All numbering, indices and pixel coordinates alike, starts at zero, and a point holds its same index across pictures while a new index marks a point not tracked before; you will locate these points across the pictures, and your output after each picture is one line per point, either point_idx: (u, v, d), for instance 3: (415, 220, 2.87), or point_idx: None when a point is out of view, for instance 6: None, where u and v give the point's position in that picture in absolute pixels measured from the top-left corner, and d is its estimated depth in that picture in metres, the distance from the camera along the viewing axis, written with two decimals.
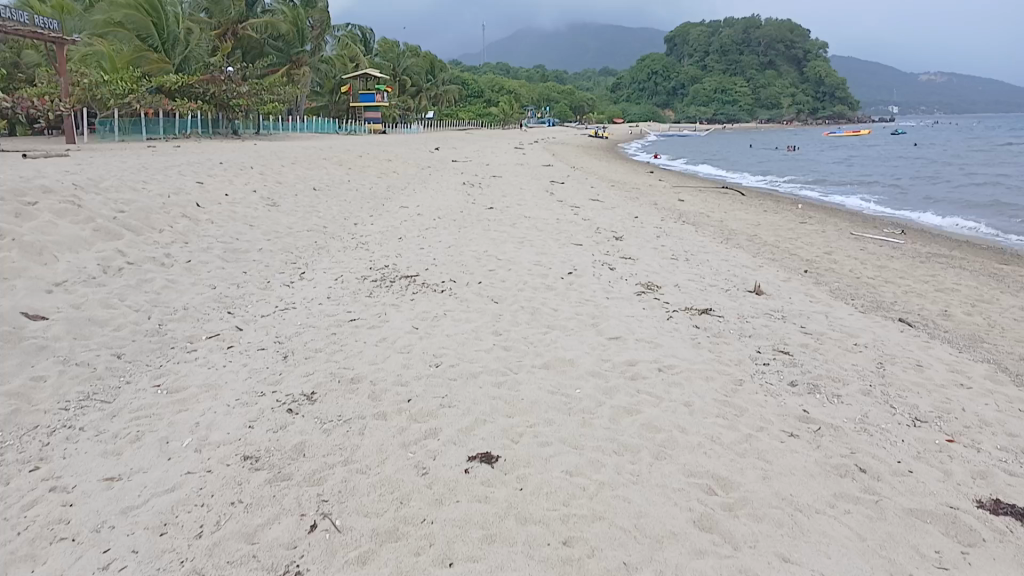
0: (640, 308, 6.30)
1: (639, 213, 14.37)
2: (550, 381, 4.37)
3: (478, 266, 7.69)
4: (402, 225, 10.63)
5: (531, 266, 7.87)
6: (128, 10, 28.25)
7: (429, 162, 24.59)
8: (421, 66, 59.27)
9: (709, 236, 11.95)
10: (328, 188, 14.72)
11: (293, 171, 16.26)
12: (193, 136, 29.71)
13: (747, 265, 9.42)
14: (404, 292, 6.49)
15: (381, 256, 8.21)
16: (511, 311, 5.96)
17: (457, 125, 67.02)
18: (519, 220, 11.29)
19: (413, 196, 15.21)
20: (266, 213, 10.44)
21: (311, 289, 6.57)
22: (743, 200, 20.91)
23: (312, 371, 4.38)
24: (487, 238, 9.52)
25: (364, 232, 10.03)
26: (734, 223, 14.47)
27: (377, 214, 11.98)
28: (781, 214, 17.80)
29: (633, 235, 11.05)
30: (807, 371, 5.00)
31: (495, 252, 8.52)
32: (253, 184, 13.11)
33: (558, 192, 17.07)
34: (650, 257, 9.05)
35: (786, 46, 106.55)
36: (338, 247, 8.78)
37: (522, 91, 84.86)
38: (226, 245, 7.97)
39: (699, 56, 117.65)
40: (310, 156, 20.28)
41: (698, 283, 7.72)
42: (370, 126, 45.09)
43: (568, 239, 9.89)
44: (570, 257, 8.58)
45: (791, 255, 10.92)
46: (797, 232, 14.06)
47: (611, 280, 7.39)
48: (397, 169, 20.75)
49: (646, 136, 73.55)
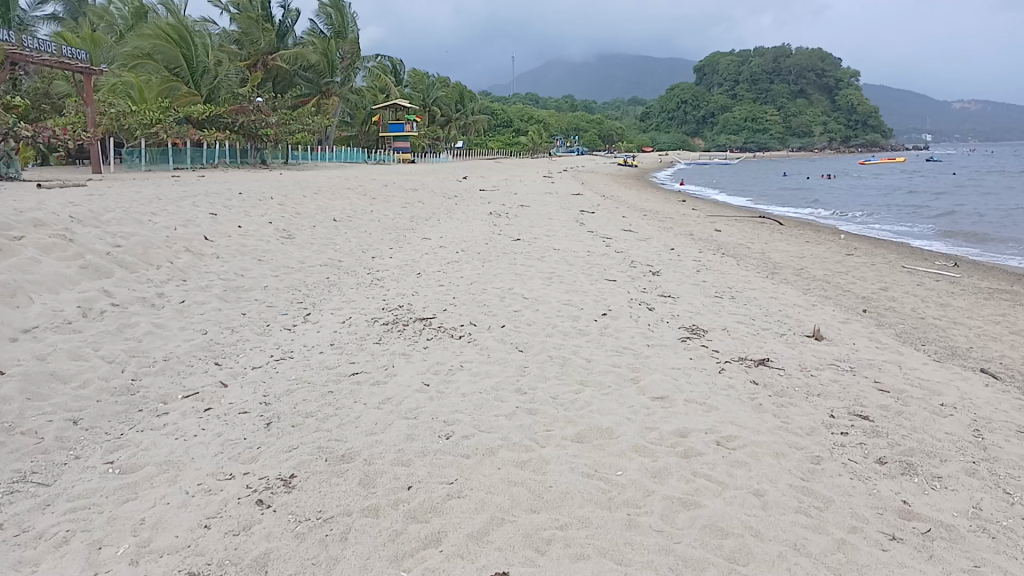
0: (686, 358, 5.48)
1: (675, 245, 13.56)
2: (585, 459, 3.57)
3: (503, 307, 6.93)
4: (423, 259, 9.93)
5: (560, 306, 7.09)
6: (157, 41, 28.24)
7: (456, 191, 23.98)
8: (450, 97, 59.20)
9: (753, 271, 11.10)
10: (349, 218, 14.13)
11: (314, 201, 15.67)
12: (220, 166, 29.46)
13: (799, 305, 8.56)
14: (417, 338, 5.74)
15: (397, 294, 7.49)
16: (539, 363, 5.17)
17: (486, 154, 66.79)
18: (547, 253, 10.55)
19: (438, 226, 14.54)
20: (277, 246, 9.79)
21: (313, 335, 5.84)
22: (783, 231, 19.99)
23: (297, 445, 3.62)
24: (512, 274, 8.78)
25: (381, 267, 9.33)
26: (777, 255, 13.59)
27: (398, 246, 11.29)
28: (825, 246, 16.89)
29: (672, 269, 10.24)
30: (895, 443, 4.15)
31: (521, 290, 7.76)
32: (269, 214, 12.54)
33: (589, 223, 16.32)
34: (692, 295, 8.24)
35: (819, 73, 105.49)
36: (351, 284, 8.08)
37: (552, 120, 84.66)
38: (228, 282, 7.30)
39: (730, 84, 116.90)
40: (334, 186, 19.77)
41: (748, 326, 6.90)
42: (399, 155, 44.82)
43: (601, 275, 9.11)
44: (604, 295, 7.78)
45: (843, 292, 10.04)
46: (845, 266, 13.17)
47: (650, 323, 6.59)
48: (422, 199, 20.12)
49: (677, 164, 72.64)
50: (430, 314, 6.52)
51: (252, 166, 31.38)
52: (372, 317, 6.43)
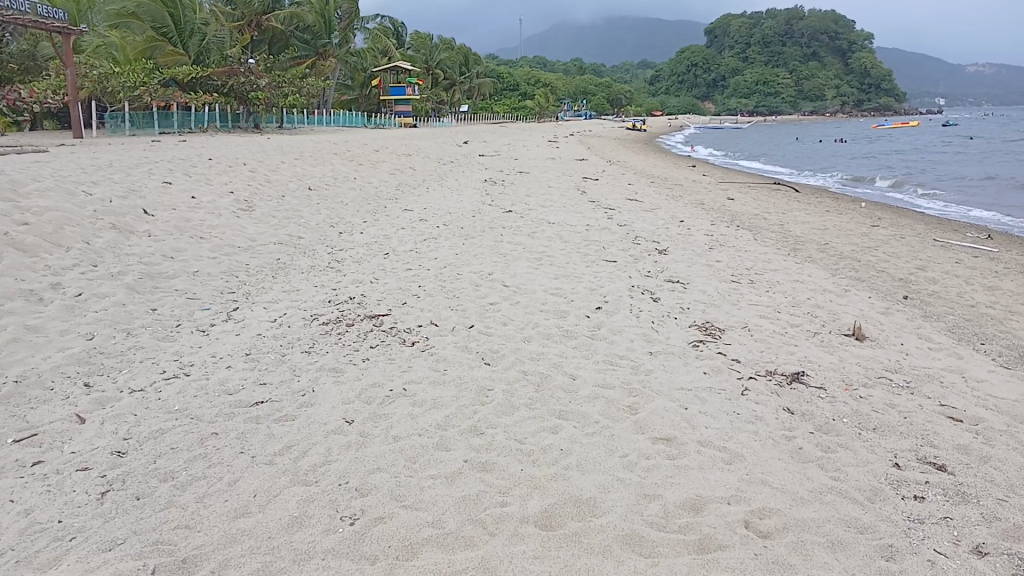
0: (700, 374, 4.27)
1: (684, 217, 12.30)
2: (549, 564, 2.38)
3: (476, 299, 5.70)
4: (397, 235, 8.70)
5: (546, 298, 5.85)
6: None
7: (452, 157, 22.68)
8: (455, 59, 57.41)
9: (772, 247, 9.85)
10: (327, 187, 12.88)
11: (291, 167, 14.42)
12: (210, 130, 28.03)
13: (831, 291, 7.32)
14: (358, 345, 4.51)
15: (355, 280, 6.29)
16: (507, 381, 3.97)
17: (491, 118, 65.08)
18: (539, 228, 9.30)
19: (424, 196, 13.28)
20: (230, 220, 8.56)
21: (230, 339, 4.64)
22: (800, 199, 18.66)
23: (125, 545, 2.44)
24: (495, 254, 7.52)
25: (347, 244, 8.11)
26: (796, 228, 12.30)
27: (374, 219, 10.06)
28: (846, 216, 15.63)
29: (682, 246, 8.99)
30: (994, 517, 2.94)
31: (505, 275, 6.53)
32: (235, 183, 11.30)
33: (591, 191, 15.02)
34: (705, 281, 6.99)
35: (831, 36, 102.81)
36: (302, 267, 6.85)
37: (559, 84, 82.67)
38: (150, 268, 6.09)
39: (741, 46, 113.93)
40: (320, 150, 18.51)
41: (775, 323, 5.65)
42: (400, 120, 43.35)
43: (600, 254, 7.86)
44: (601, 282, 6.54)
45: (877, 272, 8.80)
46: (872, 239, 11.91)
47: (654, 319, 5.36)
48: (414, 165, 18.81)
49: (686, 129, 70.89)
50: (384, 310, 5.31)
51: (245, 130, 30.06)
52: (311, 313, 5.22)
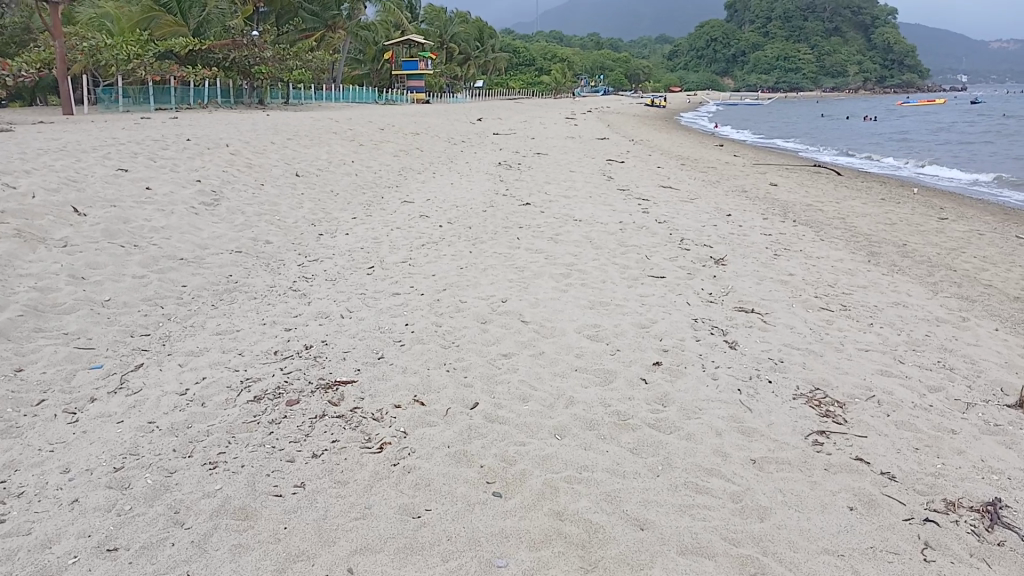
0: (844, 516, 2.61)
1: (728, 209, 10.60)
2: None
3: (481, 348, 4.01)
4: (390, 238, 7.04)
5: (582, 344, 4.18)
6: None
7: (464, 136, 21.01)
8: (471, 32, 55.40)
9: (846, 251, 8.17)
10: (320, 172, 11.29)
11: (280, 148, 12.82)
12: (210, 106, 26.19)
13: (951, 320, 5.62)
14: (295, 450, 2.85)
15: (322, 311, 4.61)
16: (531, 544, 2.31)
17: (507, 94, 63.25)
18: (564, 228, 7.61)
19: (428, 182, 11.65)
20: (184, 219, 6.93)
21: (102, 436, 3.01)
22: (846, 184, 16.96)
23: None
24: (509, 269, 5.83)
25: (324, 253, 6.41)
26: (859, 223, 10.63)
27: (366, 215, 8.39)
28: (904, 204, 13.96)
29: (740, 252, 7.29)
30: None
31: (524, 304, 4.86)
32: (209, 168, 9.72)
33: (618, 177, 13.34)
34: (789, 309, 5.30)
35: (855, 10, 99.81)
36: (256, 290, 5.16)
37: (576, 59, 80.50)
38: (42, 298, 4.45)
39: (761, 21, 111.37)
40: (319, 128, 16.93)
41: (910, 391, 3.95)
42: (413, 95, 41.52)
43: (646, 267, 6.16)
44: (653, 314, 4.84)
45: (984, 285, 7.12)
46: (950, 237, 10.24)
47: (743, 388, 3.67)
48: (421, 145, 17.18)
49: (708, 105, 68.66)
50: (352, 370, 3.63)
51: (248, 106, 27.98)
52: (245, 378, 3.56)
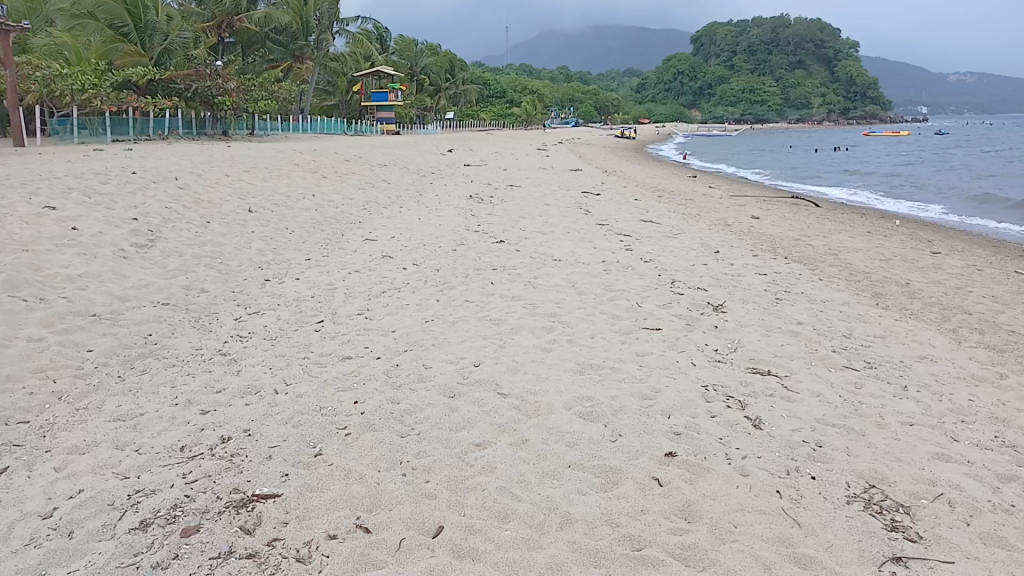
0: None
1: (715, 245, 9.92)
2: None
3: (448, 435, 3.18)
4: (346, 283, 6.20)
5: (573, 427, 3.35)
6: None
7: (433, 168, 20.26)
8: (441, 64, 54.94)
9: (850, 292, 7.48)
10: (278, 207, 10.44)
11: (235, 181, 11.96)
12: (172, 138, 24.93)
13: (991, 378, 4.89)
14: None
15: (253, 385, 3.75)
16: None
17: (477, 125, 62.88)
18: (543, 271, 6.82)
19: (393, 218, 10.85)
20: (108, 264, 6.04)
21: None
22: (828, 216, 16.46)
23: None
24: (481, 321, 5.01)
25: (267, 302, 5.54)
26: (853, 259, 10.00)
27: (322, 255, 7.54)
28: (891, 237, 13.43)
29: (738, 295, 6.54)
30: None
31: (501, 369, 4.03)
32: (152, 205, 8.83)
33: (595, 210, 12.63)
34: (810, 371, 4.54)
35: (818, 44, 101.53)
36: (177, 355, 4.29)
37: (546, 91, 80.60)
38: None
39: (727, 54, 113.14)
40: (280, 160, 16.06)
41: (981, 484, 3.18)
42: (383, 127, 40.78)
43: (638, 318, 5.37)
44: (655, 380, 4.05)
45: (1006, 331, 6.44)
46: (950, 274, 9.63)
47: (783, 491, 2.88)
48: (388, 178, 16.38)
49: (678, 136, 68.85)
50: (278, 475, 2.79)
51: (211, 137, 26.91)
52: (135, 492, 2.70)
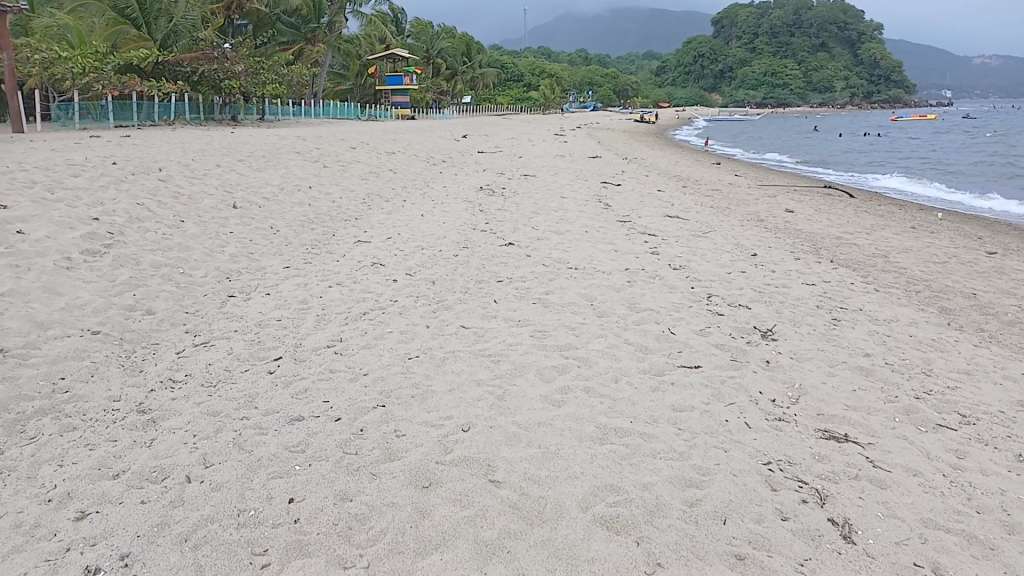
0: None
1: (750, 245, 8.88)
2: None
3: (412, 566, 2.22)
4: (322, 299, 5.22)
5: (591, 543, 2.38)
6: None
7: (444, 155, 19.26)
8: (458, 47, 53.78)
9: (912, 307, 6.46)
10: (269, 201, 9.52)
11: (225, 172, 11.03)
12: (178, 123, 23.83)
13: None
14: None
15: (162, 467, 2.81)
16: None
17: (494, 110, 61.73)
18: (557, 284, 5.82)
19: (395, 213, 9.89)
20: (45, 278, 5.11)
21: None
22: (864, 208, 15.38)
23: None
24: (477, 357, 4.01)
25: (222, 328, 4.59)
26: (904, 262, 8.94)
27: (304, 261, 6.59)
28: (935, 233, 12.37)
29: (788, 315, 5.53)
30: None
31: (495, 438, 3.05)
32: (123, 201, 7.90)
33: (616, 204, 11.60)
34: (897, 436, 3.53)
35: (842, 25, 99.17)
36: (84, 413, 3.34)
37: (565, 75, 79.21)
38: None
39: (748, 37, 111.09)
40: (281, 148, 15.15)
41: None
42: (398, 111, 39.81)
43: (672, 350, 4.37)
44: (702, 452, 3.06)
45: None
46: (1015, 279, 8.57)
47: None
48: (395, 167, 15.41)
49: (698, 121, 67.35)
50: None
51: (220, 123, 25.98)
52: None
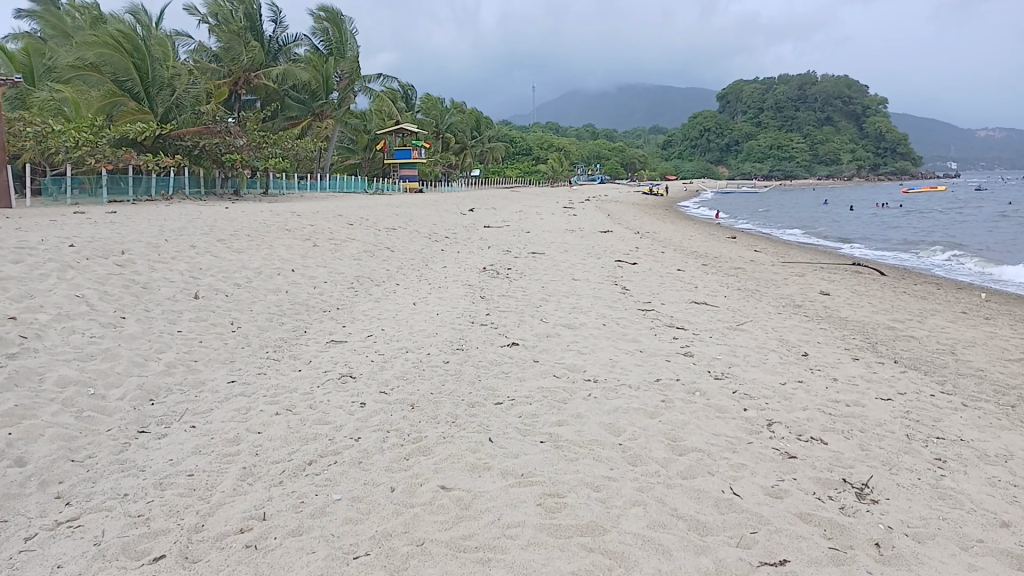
0: None
1: (796, 341, 7.59)
2: None
3: None
4: (261, 435, 3.93)
5: None
6: (103, 49, 21.16)
7: (448, 231, 18.18)
8: (468, 123, 53.59)
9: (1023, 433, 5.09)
10: (242, 290, 8.32)
11: (198, 254, 9.88)
12: (177, 198, 22.67)
13: None
14: None
15: None
16: None
17: (503, 184, 61.32)
18: (572, 409, 4.51)
19: (384, 302, 8.65)
20: None
21: None
22: (900, 288, 14.10)
23: None
24: (458, 554, 2.69)
25: (107, 491, 3.29)
26: (976, 361, 7.60)
27: (258, 371, 5.32)
28: (989, 319, 11.03)
29: (880, 454, 4.17)
30: None
31: None
32: (59, 294, 6.69)
33: (634, 288, 10.35)
34: None
35: (847, 99, 99.80)
36: None
37: (573, 150, 79.36)
38: None
39: (754, 111, 111.95)
40: (270, 224, 14.07)
41: None
42: (406, 185, 39.10)
43: (742, 531, 3.02)
44: None
45: None
46: None
47: None
48: (393, 245, 14.27)
49: (708, 194, 66.77)
50: None
51: (221, 197, 25.04)
52: None
